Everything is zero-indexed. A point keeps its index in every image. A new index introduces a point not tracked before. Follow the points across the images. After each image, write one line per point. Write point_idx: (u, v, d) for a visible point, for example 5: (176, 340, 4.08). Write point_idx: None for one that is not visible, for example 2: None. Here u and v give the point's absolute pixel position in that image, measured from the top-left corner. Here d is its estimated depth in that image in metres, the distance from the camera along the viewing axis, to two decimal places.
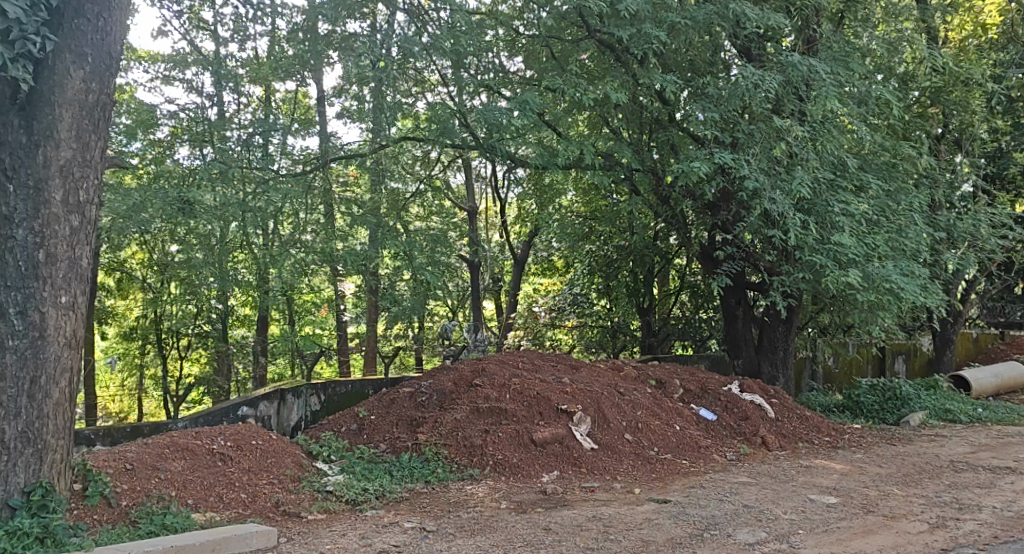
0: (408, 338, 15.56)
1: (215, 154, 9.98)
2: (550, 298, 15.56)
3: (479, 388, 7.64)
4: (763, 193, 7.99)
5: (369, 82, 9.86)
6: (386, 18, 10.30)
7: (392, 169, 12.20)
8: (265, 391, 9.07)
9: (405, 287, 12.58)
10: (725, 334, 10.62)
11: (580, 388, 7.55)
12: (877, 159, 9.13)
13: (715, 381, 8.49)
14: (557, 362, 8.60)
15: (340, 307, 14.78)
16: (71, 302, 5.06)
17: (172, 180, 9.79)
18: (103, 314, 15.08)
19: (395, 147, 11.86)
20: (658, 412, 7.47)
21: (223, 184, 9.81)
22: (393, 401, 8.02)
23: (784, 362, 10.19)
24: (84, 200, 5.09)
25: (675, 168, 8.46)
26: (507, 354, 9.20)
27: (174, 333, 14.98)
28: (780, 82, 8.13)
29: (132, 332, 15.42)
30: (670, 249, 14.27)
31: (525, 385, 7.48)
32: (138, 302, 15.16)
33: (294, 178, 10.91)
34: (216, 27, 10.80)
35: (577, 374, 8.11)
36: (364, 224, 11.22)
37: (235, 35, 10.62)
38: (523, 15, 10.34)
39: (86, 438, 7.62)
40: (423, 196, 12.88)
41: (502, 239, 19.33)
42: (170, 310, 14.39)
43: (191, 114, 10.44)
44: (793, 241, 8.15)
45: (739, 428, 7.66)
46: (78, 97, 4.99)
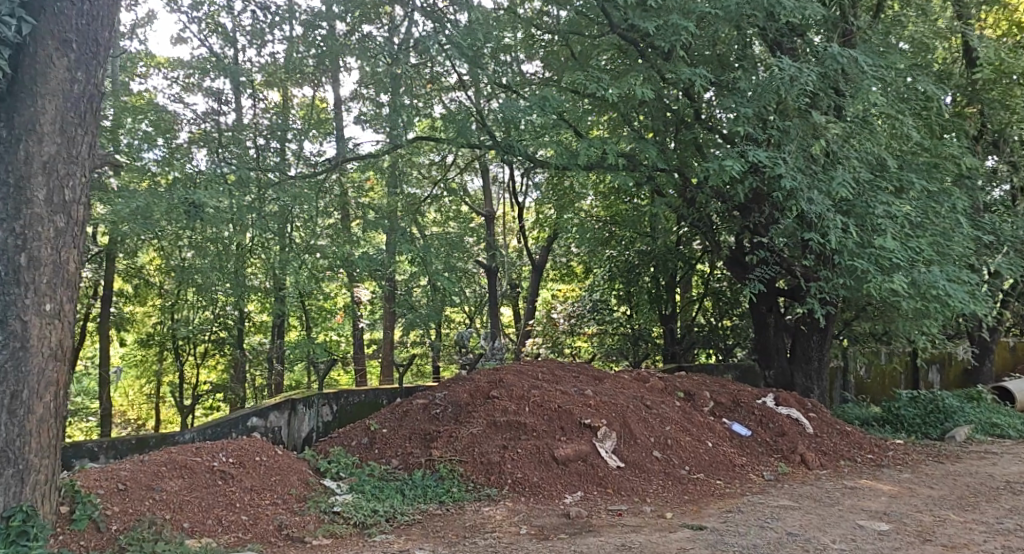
0: (425, 345, 15.22)
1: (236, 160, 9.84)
2: (570, 304, 15.16)
3: (496, 400, 7.21)
4: (800, 194, 7.53)
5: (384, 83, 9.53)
6: (404, 18, 9.97)
7: (409, 173, 11.87)
8: (275, 401, 8.66)
9: (421, 293, 12.22)
10: (756, 343, 10.22)
11: (604, 401, 7.10)
12: (918, 158, 8.64)
13: (747, 393, 8.01)
14: (580, 372, 8.15)
15: (356, 314, 14.45)
16: (57, 310, 4.68)
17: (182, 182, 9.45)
18: (119, 321, 14.86)
19: (411, 150, 11.52)
20: (689, 427, 7.01)
21: (235, 187, 9.48)
22: (406, 414, 7.63)
23: (818, 373, 9.86)
24: (70, 200, 4.72)
25: (705, 168, 8.02)
26: (526, 363, 8.78)
27: (188, 340, 14.69)
28: (818, 76, 7.66)
29: (148, 339, 15.15)
30: (694, 254, 13.86)
31: (546, 398, 7.05)
32: (153, 308, 14.87)
33: (307, 182, 10.60)
34: (233, 33, 10.45)
35: (601, 385, 7.67)
36: (379, 228, 10.88)
37: (252, 39, 10.26)
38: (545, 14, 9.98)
39: (88, 450, 7.28)
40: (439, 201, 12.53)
41: (520, 245, 18.98)
42: (183, 316, 14.10)
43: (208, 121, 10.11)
44: (831, 245, 7.68)
45: (776, 444, 7.18)
46: (62, 87, 4.64)
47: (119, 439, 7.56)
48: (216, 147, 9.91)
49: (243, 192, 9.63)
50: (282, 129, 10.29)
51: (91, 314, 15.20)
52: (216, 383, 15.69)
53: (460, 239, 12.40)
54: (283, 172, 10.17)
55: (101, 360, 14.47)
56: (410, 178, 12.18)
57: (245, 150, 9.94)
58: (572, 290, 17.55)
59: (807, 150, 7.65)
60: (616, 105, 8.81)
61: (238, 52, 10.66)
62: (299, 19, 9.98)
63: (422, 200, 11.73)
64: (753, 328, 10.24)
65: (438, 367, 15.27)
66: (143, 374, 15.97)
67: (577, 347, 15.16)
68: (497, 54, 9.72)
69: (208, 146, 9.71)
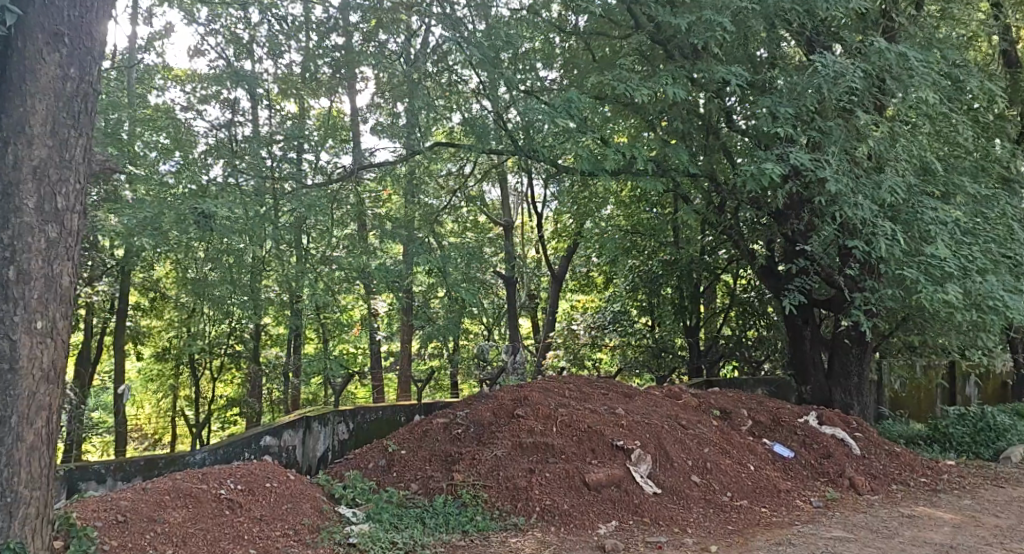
0: (443, 358, 14.87)
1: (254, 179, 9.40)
2: (589, 316, 14.71)
3: (521, 419, 6.79)
4: (844, 199, 7.11)
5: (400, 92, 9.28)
6: (422, 25, 9.69)
7: (426, 182, 11.56)
8: (289, 419, 8.32)
9: (439, 305, 11.89)
10: (792, 358, 9.92)
11: (636, 420, 6.67)
12: (964, 161, 8.21)
13: (787, 411, 7.56)
14: (608, 389, 7.73)
15: (373, 326, 14.13)
16: (49, 327, 4.34)
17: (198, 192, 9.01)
18: (134, 335, 14.63)
19: (429, 159, 11.21)
20: (728, 449, 6.57)
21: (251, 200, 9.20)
22: (425, 434, 7.25)
23: (858, 389, 9.44)
24: (62, 207, 4.42)
25: (741, 173, 7.61)
26: (550, 379, 8.37)
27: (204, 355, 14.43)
28: (863, 73, 7.25)
29: (163, 352, 14.86)
30: (720, 264, 13.53)
31: (574, 417, 6.64)
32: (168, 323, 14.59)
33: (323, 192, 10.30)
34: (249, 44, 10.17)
35: (631, 402, 7.23)
36: (397, 238, 10.56)
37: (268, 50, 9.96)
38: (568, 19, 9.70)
39: (95, 471, 6.94)
40: (458, 211, 12.22)
41: (539, 256, 18.64)
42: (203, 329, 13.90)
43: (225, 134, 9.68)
44: (877, 253, 7.25)
45: (821, 467, 6.72)
46: (53, 85, 4.36)
47: (129, 460, 7.25)
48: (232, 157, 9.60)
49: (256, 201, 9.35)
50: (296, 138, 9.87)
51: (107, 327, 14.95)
52: (232, 398, 15.40)
53: (479, 249, 12.06)
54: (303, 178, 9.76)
55: (116, 375, 14.23)
56: (427, 187, 11.85)
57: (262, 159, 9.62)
58: (593, 301, 17.16)
59: (851, 152, 7.22)
60: (645, 107, 8.42)
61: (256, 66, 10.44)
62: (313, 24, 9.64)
63: (441, 210, 11.37)
64: (787, 342, 9.86)
65: (456, 380, 14.92)
66: (159, 388, 15.70)
67: (599, 360, 14.76)
68: (520, 65, 9.43)
69: (220, 159, 9.30)
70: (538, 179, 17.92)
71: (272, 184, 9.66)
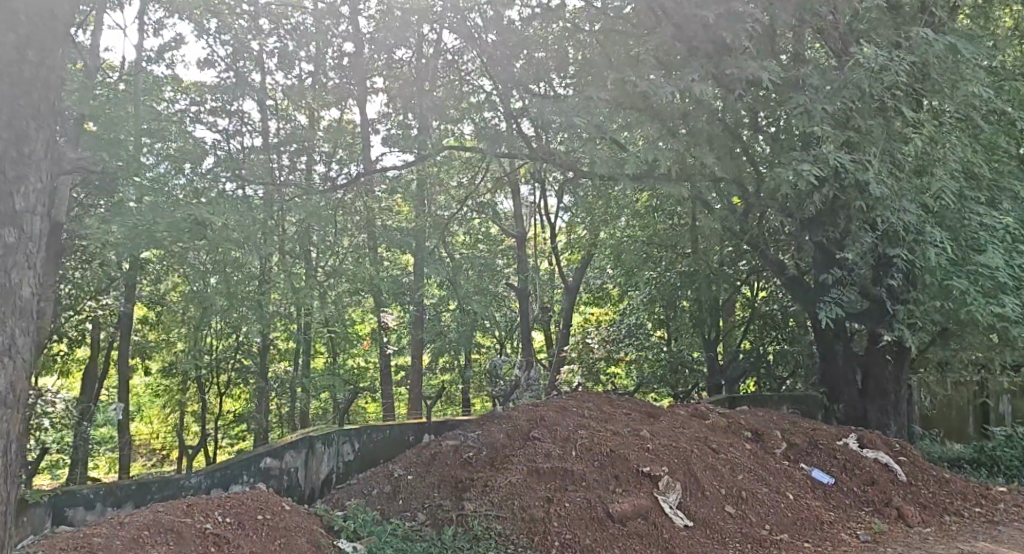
0: (455, 373, 14.40)
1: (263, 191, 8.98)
2: (604, 329, 14.19)
3: (538, 442, 6.27)
4: (889, 202, 6.60)
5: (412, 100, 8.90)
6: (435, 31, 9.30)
7: (437, 192, 11.16)
8: (291, 440, 7.88)
9: (450, 318, 11.44)
10: (823, 376, 9.37)
11: (663, 444, 6.14)
12: (1012, 164, 7.72)
13: (825, 433, 7.02)
14: (630, 408, 7.20)
15: (384, 340, 13.68)
16: (9, 344, 3.90)
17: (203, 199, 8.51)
18: (139, 350, 14.22)
19: (440, 167, 10.79)
20: (764, 475, 6.05)
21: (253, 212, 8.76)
22: (434, 457, 6.74)
23: (894, 407, 8.92)
24: (22, 208, 3.98)
25: (775, 176, 7.12)
26: (566, 397, 7.85)
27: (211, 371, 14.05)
28: (909, 67, 6.77)
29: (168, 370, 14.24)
30: (740, 276, 13.13)
31: (595, 440, 6.11)
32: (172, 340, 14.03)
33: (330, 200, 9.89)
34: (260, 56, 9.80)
35: (656, 423, 6.69)
36: (407, 248, 10.12)
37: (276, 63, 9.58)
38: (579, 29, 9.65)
39: (83, 498, 6.51)
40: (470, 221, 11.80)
41: (552, 266, 18.19)
42: (211, 343, 13.49)
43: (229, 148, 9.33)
44: (924, 261, 6.75)
45: (865, 495, 6.18)
46: (9, 70, 3.90)
47: (119, 484, 6.82)
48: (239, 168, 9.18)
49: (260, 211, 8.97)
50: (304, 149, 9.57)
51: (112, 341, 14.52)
52: (239, 414, 14.95)
53: (490, 260, 11.62)
54: (310, 186, 9.34)
55: (120, 391, 13.78)
56: (437, 197, 11.44)
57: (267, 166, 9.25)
58: (607, 313, 16.64)
59: (896, 153, 6.75)
60: (672, 105, 7.94)
61: (267, 76, 10.06)
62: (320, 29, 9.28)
63: (452, 220, 10.94)
64: (819, 358, 9.35)
65: (468, 397, 14.45)
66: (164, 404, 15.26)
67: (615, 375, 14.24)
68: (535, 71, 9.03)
69: (227, 170, 8.85)
70: (551, 190, 17.52)
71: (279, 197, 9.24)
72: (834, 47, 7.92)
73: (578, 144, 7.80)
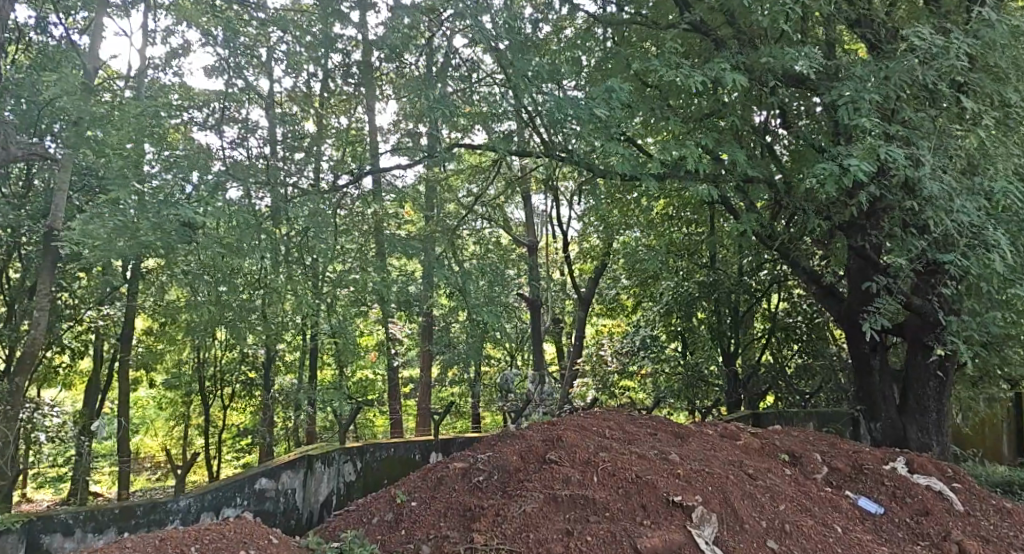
0: (465, 387, 13.84)
1: (270, 198, 8.70)
2: (619, 341, 13.63)
3: (555, 466, 5.69)
4: (943, 200, 6.06)
5: (420, 99, 8.47)
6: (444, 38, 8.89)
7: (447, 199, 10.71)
8: (288, 458, 7.48)
9: (460, 329, 10.90)
10: (858, 393, 8.74)
11: (695, 468, 5.55)
12: None
13: (870, 456, 6.41)
14: (653, 428, 6.60)
15: (392, 352, 13.19)
16: None
17: (201, 203, 8.06)
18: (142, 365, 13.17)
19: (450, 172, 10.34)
20: (807, 505, 5.44)
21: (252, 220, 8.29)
22: (441, 481, 6.17)
23: (937, 427, 8.30)
24: None
25: (813, 174, 6.59)
26: (584, 415, 7.27)
27: (216, 382, 13.68)
28: (964, 53, 6.28)
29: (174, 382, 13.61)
30: (760, 285, 12.97)
31: (619, 465, 5.52)
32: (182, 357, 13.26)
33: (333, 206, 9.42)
34: (269, 62, 9.20)
35: (685, 445, 6.08)
36: (415, 256, 9.62)
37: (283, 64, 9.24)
38: (594, 30, 9.27)
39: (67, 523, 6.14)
40: (481, 229, 11.30)
41: (564, 278, 17.68)
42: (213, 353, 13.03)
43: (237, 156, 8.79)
44: (980, 266, 6.19)
45: (920, 528, 5.57)
46: None
47: (103, 508, 6.46)
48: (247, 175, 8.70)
49: (258, 217, 8.61)
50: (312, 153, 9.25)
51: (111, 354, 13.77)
52: (242, 429, 14.46)
53: (502, 269, 11.14)
54: (315, 192, 9.02)
55: (119, 403, 13.31)
56: (448, 204, 10.96)
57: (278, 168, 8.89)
58: (621, 326, 16.12)
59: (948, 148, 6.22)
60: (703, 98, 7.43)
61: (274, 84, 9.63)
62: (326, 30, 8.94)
63: (463, 228, 10.46)
64: (853, 374, 8.78)
65: (478, 411, 13.92)
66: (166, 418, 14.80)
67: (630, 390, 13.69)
68: (553, 69, 8.57)
69: (232, 175, 8.44)
70: (564, 200, 17.10)
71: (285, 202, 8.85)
72: (871, 40, 7.40)
73: (597, 142, 7.33)
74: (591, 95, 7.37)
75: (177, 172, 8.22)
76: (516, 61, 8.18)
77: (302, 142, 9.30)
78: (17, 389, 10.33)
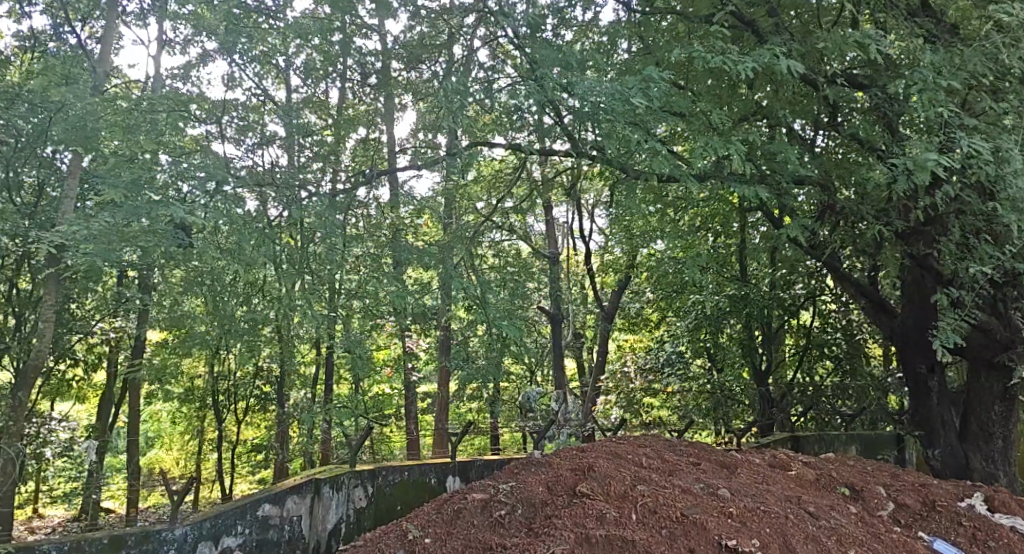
0: (484, 404, 13.28)
1: (285, 204, 8.29)
2: (643, 357, 13.04)
3: (586, 499, 5.05)
4: None
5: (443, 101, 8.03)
6: (474, 43, 8.73)
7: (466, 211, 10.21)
8: (294, 483, 7.09)
9: (479, 345, 10.37)
10: (914, 418, 8.20)
11: (749, 506, 4.90)
12: None
13: (940, 492, 5.77)
14: (694, 456, 5.97)
15: (409, 367, 12.69)
16: None
17: (210, 209, 7.61)
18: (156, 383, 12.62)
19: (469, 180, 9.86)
20: (878, 550, 4.78)
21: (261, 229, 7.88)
22: (459, 513, 5.56)
23: (1003, 456, 7.90)
24: None
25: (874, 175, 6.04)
26: (614, 440, 6.66)
27: (232, 396, 13.23)
28: None
29: (189, 395, 13.18)
30: (796, 300, 12.46)
31: (662, 500, 4.88)
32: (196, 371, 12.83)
33: (347, 213, 8.95)
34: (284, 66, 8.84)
35: (734, 477, 5.41)
36: (433, 266, 9.12)
37: (301, 68, 8.85)
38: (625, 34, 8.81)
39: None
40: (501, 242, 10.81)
41: (585, 293, 17.12)
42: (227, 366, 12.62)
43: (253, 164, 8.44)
44: None
45: None
46: None
47: (91, 536, 6.01)
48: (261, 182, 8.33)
49: (271, 226, 8.18)
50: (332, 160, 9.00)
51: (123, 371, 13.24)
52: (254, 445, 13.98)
53: (523, 282, 10.62)
54: (330, 199, 8.57)
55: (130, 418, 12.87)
56: (467, 214, 10.49)
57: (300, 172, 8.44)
58: (642, 341, 15.49)
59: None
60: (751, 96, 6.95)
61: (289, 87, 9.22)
62: (347, 35, 8.68)
63: (483, 237, 9.96)
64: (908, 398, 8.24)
65: (496, 429, 13.36)
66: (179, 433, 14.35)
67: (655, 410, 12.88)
68: (584, 69, 8.09)
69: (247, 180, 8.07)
70: (586, 211, 16.58)
71: (298, 209, 8.38)
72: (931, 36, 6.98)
73: (634, 141, 6.80)
74: (628, 90, 6.83)
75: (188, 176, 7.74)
76: (544, 58, 7.68)
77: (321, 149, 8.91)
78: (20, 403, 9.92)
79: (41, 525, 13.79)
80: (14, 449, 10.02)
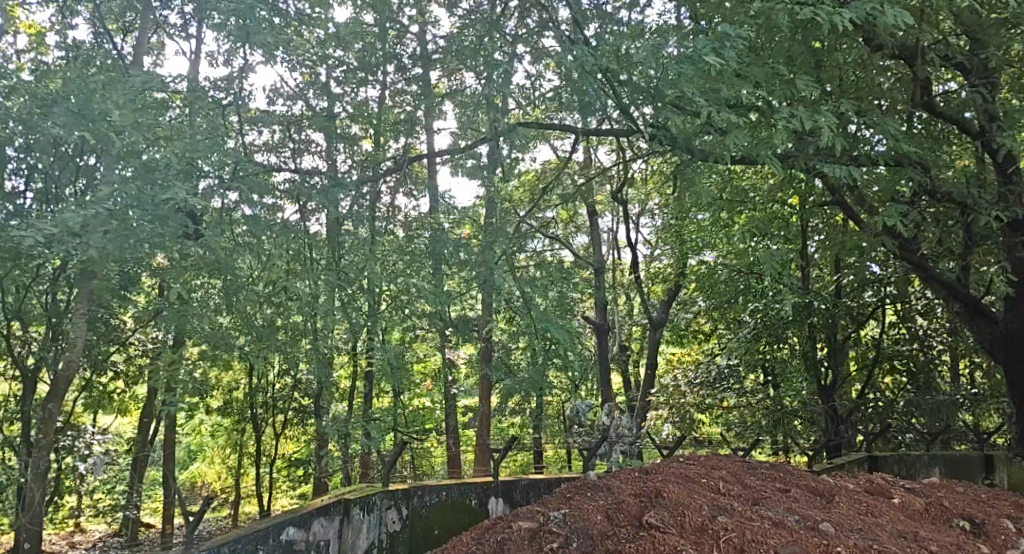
0: (527, 419, 12.51)
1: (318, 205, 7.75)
2: (696, 370, 12.14)
3: (656, 531, 4.24)
4: None
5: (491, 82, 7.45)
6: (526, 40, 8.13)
7: (508, 215, 9.51)
8: (320, 503, 6.47)
9: (522, 356, 9.66)
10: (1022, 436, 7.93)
11: (859, 544, 4.11)
12: None
13: None
14: (778, 481, 5.14)
15: (449, 381, 11.98)
16: None
17: (272, 239, 7.48)
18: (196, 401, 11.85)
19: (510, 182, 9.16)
20: None
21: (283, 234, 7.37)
22: (501, 542, 4.75)
23: None
24: None
25: None
26: (677, 462, 5.84)
27: (269, 408, 12.65)
28: None
29: (227, 408, 12.61)
30: (866, 308, 11.51)
31: (751, 536, 4.08)
32: (235, 384, 12.25)
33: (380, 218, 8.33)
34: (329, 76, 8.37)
35: (831, 507, 4.60)
36: (473, 271, 8.39)
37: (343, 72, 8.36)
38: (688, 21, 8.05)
39: None
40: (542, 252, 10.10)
41: (632, 306, 16.33)
42: (264, 377, 12.07)
43: (296, 174, 7.98)
44: None
45: None
46: None
47: None
48: (303, 193, 7.87)
49: (298, 230, 7.66)
50: (369, 166, 8.47)
51: (144, 394, 12.12)
52: (290, 461, 13.36)
53: (568, 290, 9.89)
54: (363, 203, 8.07)
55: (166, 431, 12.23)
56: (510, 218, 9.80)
57: (346, 181, 7.95)
58: (691, 356, 14.59)
59: None
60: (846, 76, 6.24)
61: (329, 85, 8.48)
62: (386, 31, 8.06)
63: (527, 239, 9.24)
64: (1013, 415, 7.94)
65: (540, 447, 12.58)
66: (217, 446, 13.78)
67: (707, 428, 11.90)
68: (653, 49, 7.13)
69: (296, 200, 7.84)
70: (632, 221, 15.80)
71: (332, 211, 7.83)
72: None
73: (705, 116, 5.99)
74: (701, 55, 5.98)
75: (245, 201, 7.58)
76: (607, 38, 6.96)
77: (362, 157, 8.55)
78: (51, 411, 9.41)
79: (84, 539, 13.26)
80: (41, 464, 9.46)
